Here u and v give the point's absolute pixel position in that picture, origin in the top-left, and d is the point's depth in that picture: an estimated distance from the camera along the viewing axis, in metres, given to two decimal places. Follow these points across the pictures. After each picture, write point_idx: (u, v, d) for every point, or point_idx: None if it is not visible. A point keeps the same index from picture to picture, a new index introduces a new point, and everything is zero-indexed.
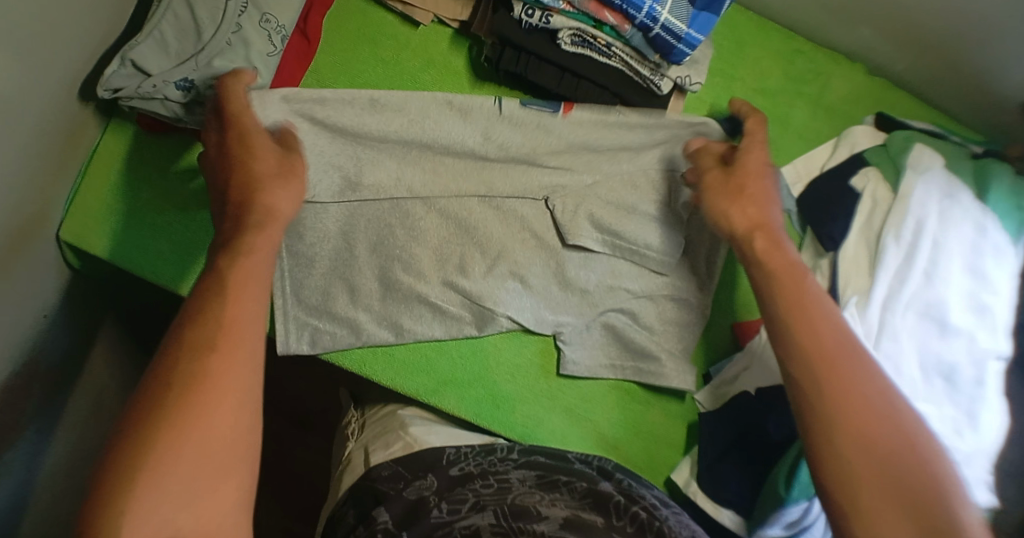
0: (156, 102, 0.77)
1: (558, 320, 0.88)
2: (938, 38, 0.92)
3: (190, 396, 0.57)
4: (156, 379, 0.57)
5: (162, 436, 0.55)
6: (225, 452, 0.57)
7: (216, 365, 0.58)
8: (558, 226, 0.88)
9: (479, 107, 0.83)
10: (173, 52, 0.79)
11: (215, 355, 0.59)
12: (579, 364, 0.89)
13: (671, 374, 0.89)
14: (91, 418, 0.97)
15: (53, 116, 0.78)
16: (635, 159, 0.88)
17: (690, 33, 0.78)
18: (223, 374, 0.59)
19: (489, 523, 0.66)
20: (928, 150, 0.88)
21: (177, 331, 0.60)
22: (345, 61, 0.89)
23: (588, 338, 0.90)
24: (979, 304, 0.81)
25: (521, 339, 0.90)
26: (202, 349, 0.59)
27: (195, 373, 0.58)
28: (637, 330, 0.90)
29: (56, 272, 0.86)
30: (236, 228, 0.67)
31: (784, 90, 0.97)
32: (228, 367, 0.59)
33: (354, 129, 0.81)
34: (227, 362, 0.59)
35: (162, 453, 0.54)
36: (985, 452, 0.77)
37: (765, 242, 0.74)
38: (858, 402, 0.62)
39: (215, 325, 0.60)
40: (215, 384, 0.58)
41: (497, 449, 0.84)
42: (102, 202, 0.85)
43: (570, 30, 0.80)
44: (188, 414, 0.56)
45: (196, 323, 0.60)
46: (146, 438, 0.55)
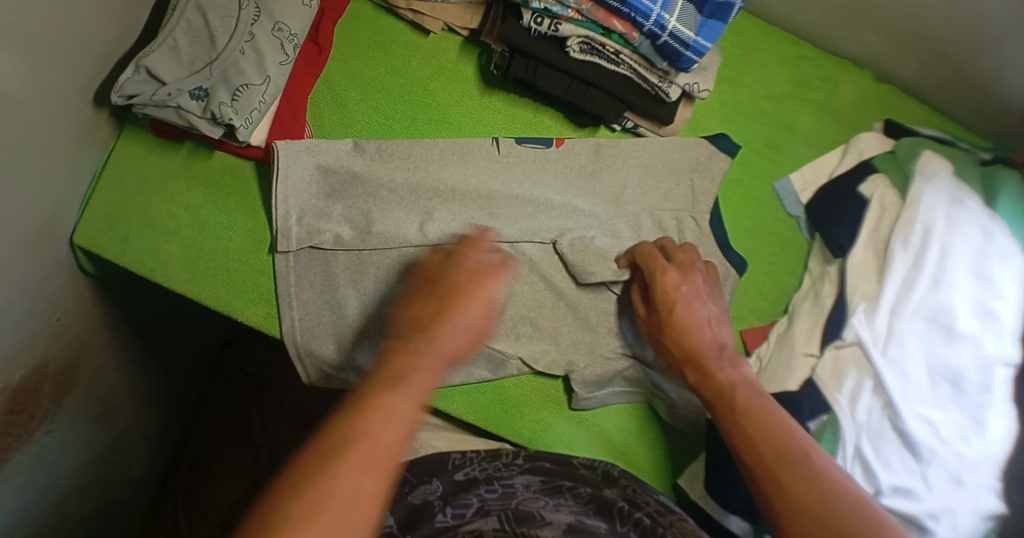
0: (170, 110, 0.80)
1: (570, 361, 0.88)
2: (945, 44, 0.92)
3: (325, 470, 0.56)
4: (308, 476, 0.55)
5: (287, 527, 0.52)
6: (364, 502, 0.55)
7: (358, 428, 0.59)
8: (570, 266, 0.88)
9: (479, 148, 0.89)
10: (186, 59, 0.80)
11: (365, 433, 0.58)
12: (590, 400, 0.88)
13: (681, 415, 0.88)
14: (100, 419, 0.98)
15: (67, 120, 0.79)
16: (640, 176, 0.91)
17: (698, 41, 0.79)
18: (370, 434, 0.58)
19: (492, 527, 0.70)
20: (936, 156, 0.89)
21: (325, 429, 0.59)
22: (355, 68, 0.90)
23: (604, 380, 0.89)
24: (986, 309, 0.82)
25: (531, 380, 0.89)
26: (343, 426, 0.59)
27: (346, 435, 0.58)
28: (651, 372, 0.89)
29: (69, 275, 0.87)
30: (426, 343, 0.68)
31: (792, 96, 0.98)
32: (373, 444, 0.58)
33: (365, 178, 0.86)
34: (373, 437, 0.58)
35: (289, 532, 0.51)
36: (992, 457, 0.78)
37: (655, 336, 0.83)
38: (762, 440, 0.68)
39: (383, 413, 0.60)
40: (335, 469, 0.56)
41: (502, 454, 0.84)
42: (114, 205, 0.86)
43: (579, 38, 0.81)
44: (325, 479, 0.55)
45: (341, 416, 0.60)
46: (289, 503, 0.53)
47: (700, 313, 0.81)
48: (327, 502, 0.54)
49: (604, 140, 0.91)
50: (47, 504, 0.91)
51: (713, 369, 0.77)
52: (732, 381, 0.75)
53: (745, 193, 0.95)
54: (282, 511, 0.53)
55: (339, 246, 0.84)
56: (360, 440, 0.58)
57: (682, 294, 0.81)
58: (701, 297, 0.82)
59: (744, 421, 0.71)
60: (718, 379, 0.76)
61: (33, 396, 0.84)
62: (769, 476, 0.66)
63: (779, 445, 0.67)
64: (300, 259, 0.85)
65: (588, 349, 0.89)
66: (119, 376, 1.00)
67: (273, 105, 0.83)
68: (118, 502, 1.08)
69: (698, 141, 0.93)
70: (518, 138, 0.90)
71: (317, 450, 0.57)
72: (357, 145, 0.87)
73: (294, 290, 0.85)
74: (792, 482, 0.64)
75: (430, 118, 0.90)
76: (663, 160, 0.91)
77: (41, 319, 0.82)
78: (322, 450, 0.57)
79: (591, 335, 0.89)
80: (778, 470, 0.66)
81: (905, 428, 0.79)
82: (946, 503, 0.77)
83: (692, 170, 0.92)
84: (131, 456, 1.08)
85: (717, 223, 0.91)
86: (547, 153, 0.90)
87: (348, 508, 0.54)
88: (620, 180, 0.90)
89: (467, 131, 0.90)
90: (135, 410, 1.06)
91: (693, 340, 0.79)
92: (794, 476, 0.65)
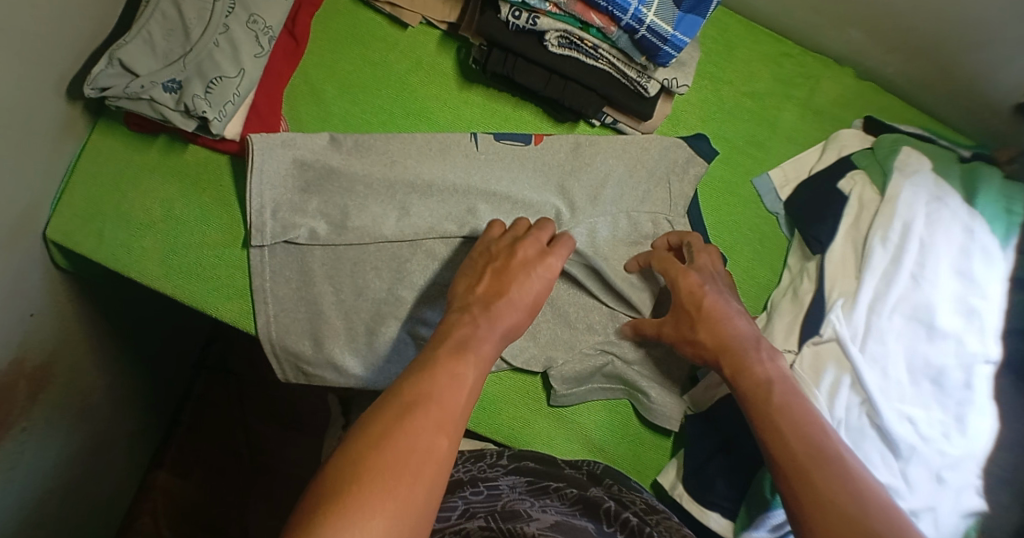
0: (143, 103, 0.78)
1: (549, 357, 0.88)
2: (925, 41, 0.92)
3: (408, 428, 0.56)
4: (378, 431, 0.56)
5: (367, 480, 0.52)
6: (440, 459, 0.56)
7: (440, 386, 0.60)
8: None
9: (457, 144, 0.88)
10: (160, 52, 0.79)
11: (439, 395, 0.59)
12: (568, 396, 0.88)
13: (661, 411, 0.87)
14: (78, 417, 0.96)
15: (40, 114, 0.78)
16: (620, 172, 0.90)
17: (676, 35, 0.78)
18: (442, 395, 0.59)
19: (479, 526, 0.67)
20: (915, 153, 0.89)
21: (399, 390, 0.59)
22: (333, 62, 0.90)
23: (581, 376, 0.88)
24: (968, 306, 0.81)
25: (509, 378, 0.89)
26: (419, 387, 0.59)
27: (425, 393, 0.59)
28: (629, 368, 0.88)
29: (43, 271, 0.86)
30: (484, 312, 0.69)
31: (773, 93, 0.98)
32: (446, 407, 0.59)
33: (341, 171, 0.85)
34: (449, 398, 0.59)
35: (368, 484, 0.52)
36: (974, 455, 0.78)
37: (679, 338, 0.80)
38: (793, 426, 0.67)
39: (448, 377, 0.61)
40: (410, 427, 0.56)
41: (488, 455, 0.86)
42: (88, 201, 0.85)
43: (557, 32, 0.81)
44: (409, 436, 0.55)
45: (416, 378, 0.60)
46: (360, 456, 0.54)
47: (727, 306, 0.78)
48: (407, 457, 0.54)
49: (583, 138, 0.91)
50: (25, 503, 0.90)
51: (751, 362, 0.73)
52: (766, 373, 0.72)
53: (726, 189, 0.95)
54: (357, 466, 0.53)
55: (315, 242, 0.84)
56: (437, 403, 0.58)
57: (704, 290, 0.79)
58: (724, 294, 0.80)
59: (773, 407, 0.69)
60: (752, 372, 0.73)
61: (8, 394, 0.83)
62: (806, 464, 0.64)
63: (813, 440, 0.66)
64: (276, 255, 0.84)
65: (567, 345, 0.88)
66: (97, 374, 0.99)
67: (249, 98, 0.82)
68: (98, 502, 1.07)
69: (675, 138, 0.92)
70: (496, 134, 0.89)
71: (396, 411, 0.57)
72: (335, 139, 0.86)
73: (270, 286, 0.83)
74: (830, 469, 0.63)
75: (408, 112, 0.90)
76: (642, 157, 0.91)
77: (15, 316, 0.81)
78: (407, 407, 0.57)
79: (569, 331, 0.89)
80: (803, 453, 0.65)
81: (885, 425, 0.78)
82: (928, 501, 0.77)
83: (672, 168, 0.91)
84: (110, 456, 1.07)
85: (696, 223, 0.92)
86: (525, 149, 0.89)
87: (421, 463, 0.55)
88: (598, 175, 0.89)
89: (445, 125, 0.90)
90: (113, 409, 1.05)
91: (723, 334, 0.76)
92: (829, 475, 0.63)
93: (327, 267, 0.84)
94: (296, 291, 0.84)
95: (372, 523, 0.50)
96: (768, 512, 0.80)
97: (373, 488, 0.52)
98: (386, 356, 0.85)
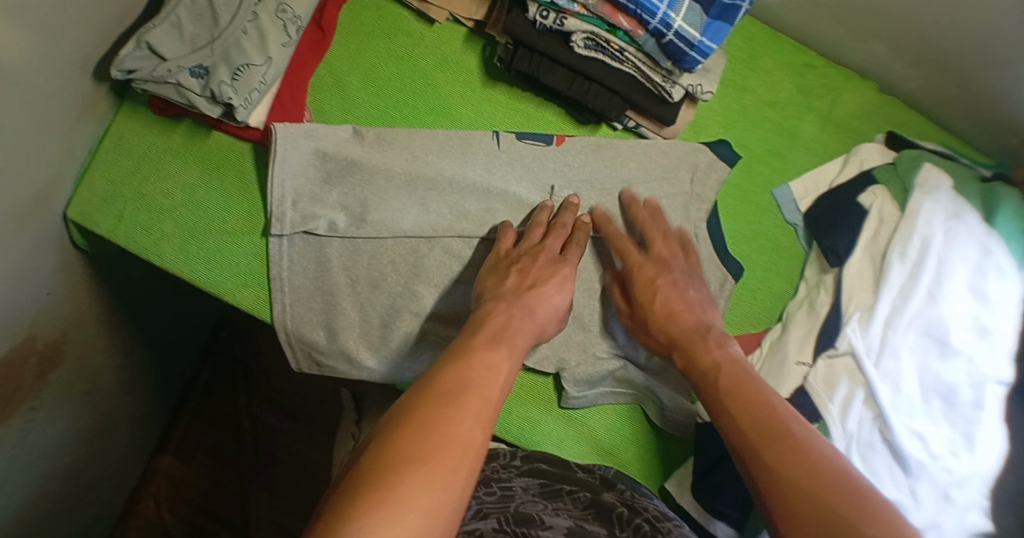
0: (169, 87, 0.79)
1: (562, 358, 0.87)
2: (949, 57, 0.92)
3: (440, 416, 0.57)
4: (415, 411, 0.57)
5: (411, 467, 0.53)
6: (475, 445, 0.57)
7: (475, 376, 0.62)
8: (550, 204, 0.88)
9: (479, 142, 0.88)
10: (187, 37, 0.79)
11: (474, 387, 0.61)
12: (581, 398, 0.88)
13: (672, 417, 0.88)
14: (85, 397, 0.96)
15: (66, 92, 0.79)
16: (646, 174, 0.90)
17: (703, 41, 0.78)
18: (472, 387, 0.60)
19: (491, 528, 0.68)
20: (936, 169, 0.88)
21: (431, 384, 0.60)
22: (358, 54, 0.90)
23: (596, 379, 0.88)
24: (980, 325, 0.81)
25: (523, 376, 0.90)
26: (450, 380, 0.60)
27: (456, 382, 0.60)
28: (643, 372, 0.88)
29: (60, 249, 0.86)
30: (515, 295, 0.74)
31: (795, 103, 0.97)
32: (480, 398, 0.60)
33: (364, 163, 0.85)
34: (479, 390, 0.61)
35: (410, 470, 0.53)
36: (981, 475, 0.78)
37: (637, 329, 0.85)
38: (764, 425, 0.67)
39: (478, 373, 0.62)
40: (448, 417, 0.57)
41: (501, 456, 0.85)
42: (109, 182, 0.86)
43: (584, 34, 0.81)
44: (440, 424, 0.56)
45: (448, 371, 0.62)
46: (402, 443, 0.55)
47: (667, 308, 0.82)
48: (443, 444, 0.55)
49: (606, 141, 0.90)
50: (29, 480, 0.89)
51: (698, 351, 0.78)
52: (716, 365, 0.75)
53: (745, 198, 0.95)
54: (397, 453, 0.54)
55: (333, 233, 0.84)
56: (469, 395, 0.60)
57: (659, 282, 0.83)
58: (683, 292, 0.82)
59: (733, 402, 0.71)
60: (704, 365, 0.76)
61: (19, 371, 0.83)
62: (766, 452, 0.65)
63: (766, 423, 0.67)
64: (295, 243, 0.84)
65: (580, 347, 0.88)
66: (106, 357, 0.99)
67: (274, 87, 0.82)
68: (102, 483, 1.07)
69: (698, 144, 0.92)
70: (518, 134, 0.89)
71: (434, 402, 0.58)
72: (357, 132, 0.86)
73: (286, 276, 0.84)
74: (787, 450, 0.65)
75: (431, 108, 0.90)
76: (665, 161, 0.90)
77: (30, 293, 0.81)
78: (442, 399, 0.58)
79: (583, 333, 0.88)
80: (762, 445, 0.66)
81: (896, 441, 0.78)
82: (935, 517, 0.76)
83: (693, 176, 0.91)
84: (116, 437, 1.07)
85: (714, 229, 0.91)
86: (548, 150, 0.89)
87: (457, 447, 0.56)
88: (618, 179, 0.89)
89: (468, 121, 0.90)
90: (121, 391, 1.05)
91: (676, 324, 0.81)
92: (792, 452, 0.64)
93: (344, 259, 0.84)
94: (312, 283, 0.84)
95: (413, 506, 0.51)
96: None
97: (413, 473, 0.52)
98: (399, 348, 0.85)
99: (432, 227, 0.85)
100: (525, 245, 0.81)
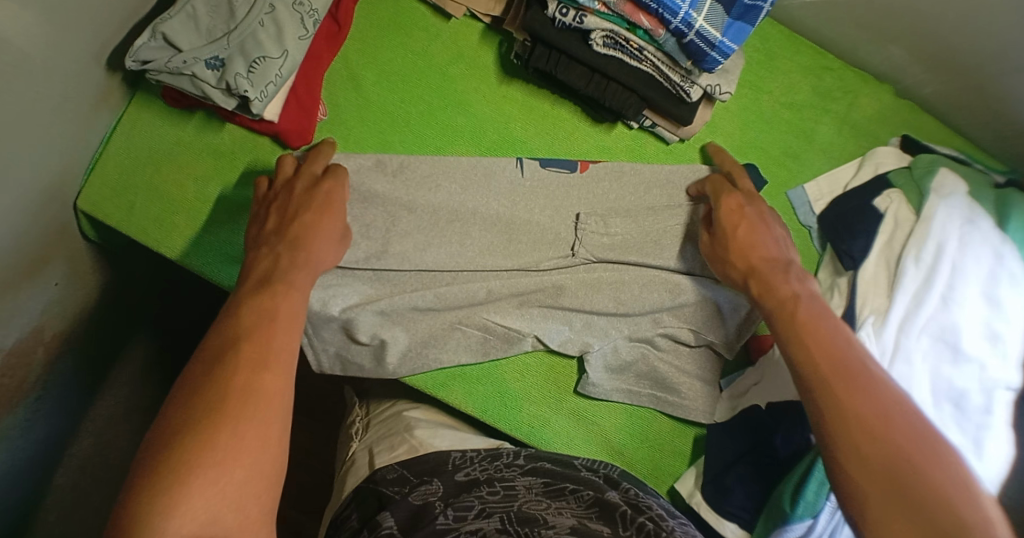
0: (184, 78, 0.78)
1: (585, 341, 0.87)
2: (967, 62, 0.91)
3: (236, 381, 0.58)
4: (209, 371, 0.59)
5: (219, 429, 0.56)
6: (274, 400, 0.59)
7: (284, 309, 0.65)
8: (576, 237, 0.87)
9: (502, 168, 0.87)
10: (204, 29, 0.79)
11: (262, 332, 0.62)
12: (599, 386, 0.88)
13: (692, 408, 0.88)
14: (90, 388, 0.95)
15: (80, 82, 0.78)
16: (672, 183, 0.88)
17: (724, 41, 0.78)
18: (278, 347, 0.62)
19: (495, 528, 0.67)
20: (953, 175, 0.88)
21: (213, 336, 0.62)
22: (374, 50, 0.89)
23: (616, 366, 0.88)
24: (992, 331, 0.80)
25: (542, 364, 0.89)
26: (255, 331, 0.62)
27: (260, 326, 0.63)
28: (663, 362, 0.88)
29: (69, 240, 0.85)
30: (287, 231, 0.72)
31: (812, 105, 0.97)
32: (268, 348, 0.61)
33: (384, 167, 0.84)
34: (264, 338, 0.62)
35: (237, 427, 0.56)
36: (988, 482, 0.77)
37: (715, 257, 0.81)
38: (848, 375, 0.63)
39: (262, 313, 0.64)
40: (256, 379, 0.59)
41: (503, 455, 0.83)
42: (120, 174, 0.85)
43: (603, 32, 0.80)
44: (238, 390, 0.58)
45: (253, 316, 0.63)
46: (202, 405, 0.57)
47: (757, 237, 0.78)
48: (256, 401, 0.58)
49: (627, 166, 0.89)
50: (34, 474, 0.88)
51: (777, 283, 0.73)
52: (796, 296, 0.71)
53: None
54: (214, 409, 0.57)
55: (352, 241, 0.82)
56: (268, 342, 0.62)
57: (745, 208, 0.80)
58: (766, 228, 0.79)
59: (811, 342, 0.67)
60: (786, 292, 0.72)
61: (27, 362, 0.82)
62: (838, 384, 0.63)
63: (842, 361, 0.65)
64: None
65: (602, 331, 0.88)
66: (111, 349, 0.98)
67: (290, 80, 0.81)
68: None
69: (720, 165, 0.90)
70: (543, 162, 0.88)
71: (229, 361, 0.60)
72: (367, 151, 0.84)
73: None
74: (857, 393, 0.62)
75: (446, 103, 0.90)
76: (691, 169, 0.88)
77: (38, 283, 0.80)
78: (258, 350, 0.61)
79: (606, 318, 0.88)
80: (839, 384, 0.63)
81: None
82: None
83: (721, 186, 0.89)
84: None
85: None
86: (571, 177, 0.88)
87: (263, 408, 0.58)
88: (642, 205, 0.87)
89: (482, 119, 0.90)
90: (126, 383, 1.04)
91: (754, 244, 0.78)
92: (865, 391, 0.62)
93: (363, 262, 0.82)
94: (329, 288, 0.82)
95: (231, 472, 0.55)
96: (787, 526, 0.79)
97: (246, 426, 0.57)
98: (417, 339, 0.85)
99: (447, 220, 0.85)
100: (281, 184, 0.77)
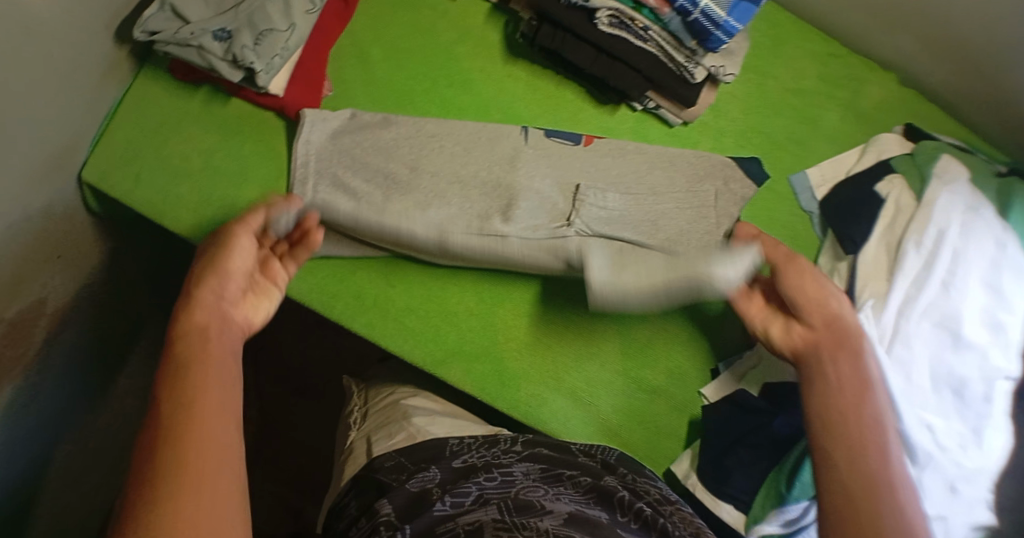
0: (191, 50, 0.78)
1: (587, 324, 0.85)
2: (969, 50, 0.92)
3: (178, 437, 0.54)
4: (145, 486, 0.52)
5: (176, 476, 0.52)
6: (220, 427, 0.57)
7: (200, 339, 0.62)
8: (575, 207, 0.85)
9: (508, 136, 0.89)
10: (211, 1, 0.80)
11: (195, 352, 0.61)
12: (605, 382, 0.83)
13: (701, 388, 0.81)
14: (90, 362, 0.95)
15: (89, 52, 0.79)
16: (674, 171, 0.90)
17: (729, 21, 0.78)
18: (213, 355, 0.61)
19: (492, 518, 0.66)
20: (954, 161, 0.88)
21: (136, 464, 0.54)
22: (381, 28, 0.90)
23: None
24: (995, 321, 0.81)
25: (537, 331, 0.89)
26: (176, 413, 0.56)
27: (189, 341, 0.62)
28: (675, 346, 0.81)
29: (74, 210, 0.85)
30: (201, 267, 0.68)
31: (816, 92, 0.98)
32: (206, 366, 0.60)
33: (388, 145, 0.86)
34: (208, 359, 0.61)
35: (193, 481, 0.52)
36: (987, 471, 0.79)
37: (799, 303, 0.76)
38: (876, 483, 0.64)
39: (192, 387, 0.58)
40: (191, 403, 0.57)
41: (501, 441, 0.83)
42: (126, 145, 0.85)
43: (609, 11, 0.81)
44: (185, 441, 0.54)
45: (169, 410, 0.56)
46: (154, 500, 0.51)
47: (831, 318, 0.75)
48: (206, 441, 0.55)
49: (631, 146, 0.91)
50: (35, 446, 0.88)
51: (848, 381, 0.72)
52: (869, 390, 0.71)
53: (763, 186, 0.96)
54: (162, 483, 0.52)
55: (352, 214, 0.82)
56: (201, 356, 0.61)
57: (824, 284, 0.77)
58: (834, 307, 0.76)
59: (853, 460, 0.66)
60: (855, 398, 0.71)
61: (28, 332, 0.82)
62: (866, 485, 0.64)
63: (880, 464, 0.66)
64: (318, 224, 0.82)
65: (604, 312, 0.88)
66: (111, 323, 0.98)
67: (295, 54, 0.82)
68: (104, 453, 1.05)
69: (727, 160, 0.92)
70: (547, 131, 0.90)
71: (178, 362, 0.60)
72: (356, 115, 0.86)
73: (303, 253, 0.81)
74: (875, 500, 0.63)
75: (452, 82, 0.90)
76: (696, 170, 0.90)
77: (41, 252, 0.81)
78: (183, 369, 0.59)
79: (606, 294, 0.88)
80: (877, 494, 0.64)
81: (907, 432, 0.78)
82: (938, 509, 0.77)
83: (726, 174, 0.90)
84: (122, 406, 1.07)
85: None
86: (575, 150, 0.90)
87: (213, 446, 0.55)
88: (644, 187, 0.88)
89: (487, 98, 0.91)
90: (125, 359, 1.04)
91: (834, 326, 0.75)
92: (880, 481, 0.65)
93: (360, 216, 0.82)
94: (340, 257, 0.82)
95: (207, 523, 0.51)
96: (783, 507, 0.81)
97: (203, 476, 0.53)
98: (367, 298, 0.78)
99: (449, 187, 0.85)
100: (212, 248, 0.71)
